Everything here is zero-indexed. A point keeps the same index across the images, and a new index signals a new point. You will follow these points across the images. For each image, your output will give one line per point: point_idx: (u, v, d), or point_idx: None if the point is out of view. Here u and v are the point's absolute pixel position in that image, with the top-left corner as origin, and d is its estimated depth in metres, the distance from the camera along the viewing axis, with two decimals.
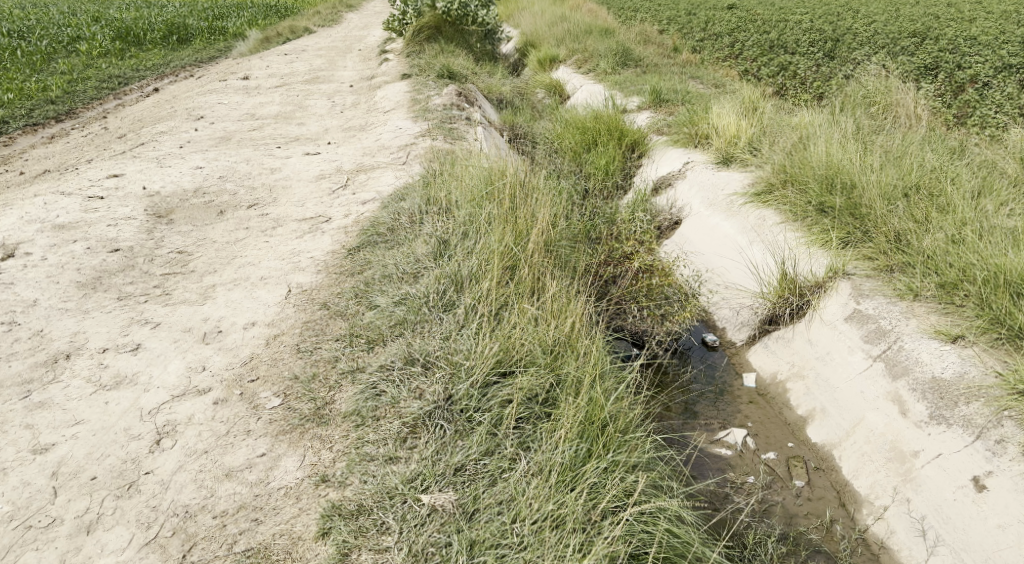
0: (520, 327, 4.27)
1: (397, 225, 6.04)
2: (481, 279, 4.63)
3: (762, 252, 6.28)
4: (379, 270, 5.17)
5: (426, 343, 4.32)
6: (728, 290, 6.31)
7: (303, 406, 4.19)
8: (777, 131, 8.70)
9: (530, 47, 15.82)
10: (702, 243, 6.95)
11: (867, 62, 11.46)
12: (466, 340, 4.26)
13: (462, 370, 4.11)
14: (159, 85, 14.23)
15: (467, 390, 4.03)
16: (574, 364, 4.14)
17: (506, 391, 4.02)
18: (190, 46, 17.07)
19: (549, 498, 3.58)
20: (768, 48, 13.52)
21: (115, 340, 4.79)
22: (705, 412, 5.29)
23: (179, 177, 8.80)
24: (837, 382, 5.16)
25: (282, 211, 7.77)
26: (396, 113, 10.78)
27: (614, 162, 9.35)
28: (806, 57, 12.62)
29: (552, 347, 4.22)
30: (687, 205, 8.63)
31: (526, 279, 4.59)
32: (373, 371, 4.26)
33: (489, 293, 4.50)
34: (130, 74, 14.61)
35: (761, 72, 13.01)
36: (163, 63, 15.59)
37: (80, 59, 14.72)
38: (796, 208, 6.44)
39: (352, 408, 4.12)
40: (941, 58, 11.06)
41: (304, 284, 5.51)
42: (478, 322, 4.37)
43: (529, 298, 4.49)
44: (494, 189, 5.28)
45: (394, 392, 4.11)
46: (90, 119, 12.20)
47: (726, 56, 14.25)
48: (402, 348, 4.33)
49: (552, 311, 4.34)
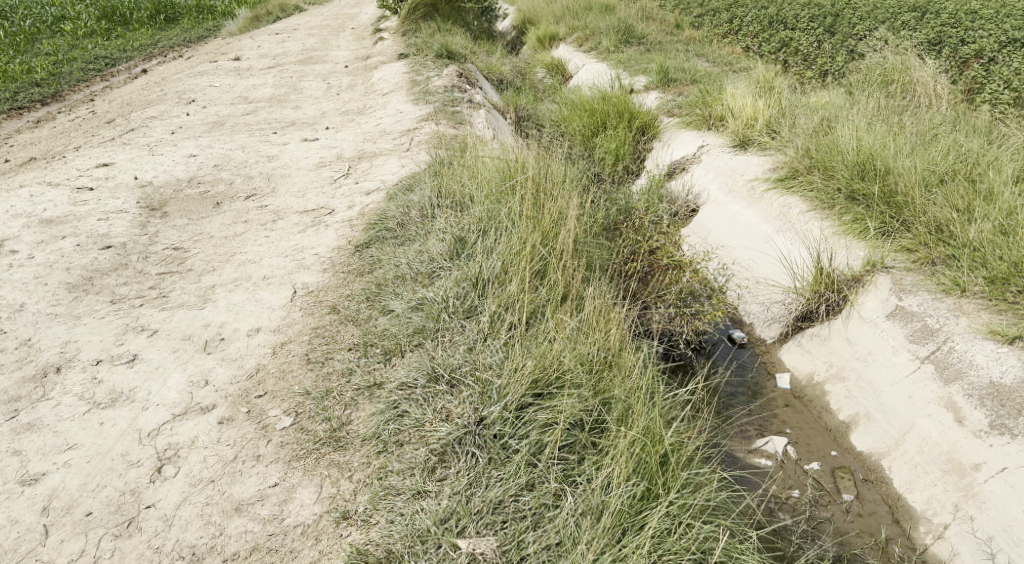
0: (556, 340, 3.95)
1: (407, 219, 5.72)
2: (507, 282, 4.30)
3: (794, 245, 5.97)
4: (390, 271, 4.87)
5: (449, 357, 3.99)
6: (757, 284, 5.97)
7: (318, 427, 3.86)
8: (796, 112, 8.32)
9: (528, 24, 15.37)
10: (725, 234, 6.62)
11: (873, 35, 10.98)
12: (495, 354, 3.94)
13: (493, 392, 3.78)
14: (148, 66, 13.76)
15: (501, 413, 3.70)
16: (621, 385, 3.82)
17: (544, 415, 3.69)
18: (178, 26, 16.56)
19: (604, 546, 3.29)
20: (767, 23, 13.01)
21: (109, 351, 4.44)
22: (741, 417, 4.98)
23: (172, 166, 8.41)
24: (881, 384, 4.87)
25: (281, 202, 7.41)
26: (395, 95, 10.38)
27: (625, 145, 8.95)
28: (807, 33, 12.00)
29: (595, 366, 3.90)
30: (704, 192, 8.28)
31: (557, 283, 4.28)
32: (393, 389, 3.95)
33: (518, 300, 4.17)
34: (118, 54, 14.13)
35: (762, 50, 12.63)
36: (151, 43, 15.10)
37: (65, 39, 14.23)
38: (824, 195, 6.14)
39: (372, 432, 3.79)
40: (944, 31, 10.49)
41: (310, 285, 5.19)
42: (509, 336, 4.03)
43: (563, 309, 4.17)
44: (515, 183, 4.93)
45: (418, 414, 3.80)
46: (77, 103, 11.75)
47: (726, 34, 13.83)
48: (424, 361, 4.01)
49: (589, 320, 4.01)
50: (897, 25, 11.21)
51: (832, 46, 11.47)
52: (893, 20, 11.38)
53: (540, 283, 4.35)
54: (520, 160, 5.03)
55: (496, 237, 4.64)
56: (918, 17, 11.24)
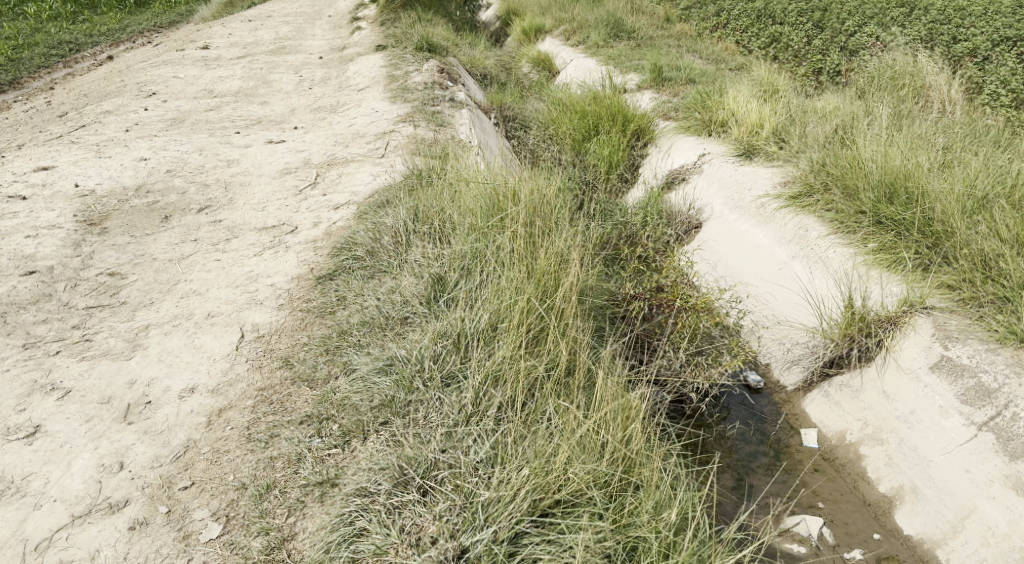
0: (562, 441, 3.25)
1: (378, 246, 5.00)
2: (496, 345, 3.59)
3: (815, 275, 5.30)
4: (356, 315, 4.18)
5: (423, 448, 3.29)
6: (779, 321, 5.25)
7: (253, 544, 3.11)
8: (808, 120, 7.58)
9: (512, 15, 14.56)
10: (735, 262, 5.93)
11: (871, 34, 10.33)
12: (481, 451, 3.24)
13: (479, 512, 3.07)
14: (112, 52, 12.83)
15: (488, 547, 2.99)
16: (649, 520, 3.13)
17: (546, 555, 2.99)
18: (149, 11, 15.60)
19: None
20: (756, 18, 12.29)
21: (6, 422, 3.68)
22: (763, 489, 4.32)
23: (120, 171, 7.58)
24: (929, 453, 4.23)
25: (238, 216, 6.59)
26: (370, 92, 9.56)
27: (619, 150, 8.16)
28: (796, 29, 11.36)
29: (616, 492, 3.23)
30: (707, 207, 7.48)
31: (559, 349, 3.60)
32: (350, 493, 3.21)
33: (510, 375, 3.47)
34: (82, 39, 13.17)
35: (751, 45, 11.98)
36: (118, 28, 14.14)
37: (26, 22, 13.26)
38: (845, 218, 5.47)
39: (319, 557, 3.03)
40: (936, 28, 9.86)
41: (260, 328, 4.44)
42: (500, 427, 3.33)
43: (565, 392, 3.49)
44: (506, 214, 4.22)
45: (381, 536, 3.04)
46: (33, 92, 10.85)
47: (713, 28, 13.13)
48: (392, 453, 3.31)
49: (603, 410, 3.33)
50: (885, 20, 10.60)
51: (822, 42, 10.79)
52: (881, 15, 10.77)
53: (536, 349, 3.63)
54: (512, 189, 4.30)
55: (482, 283, 3.93)
56: (908, 13, 10.58)
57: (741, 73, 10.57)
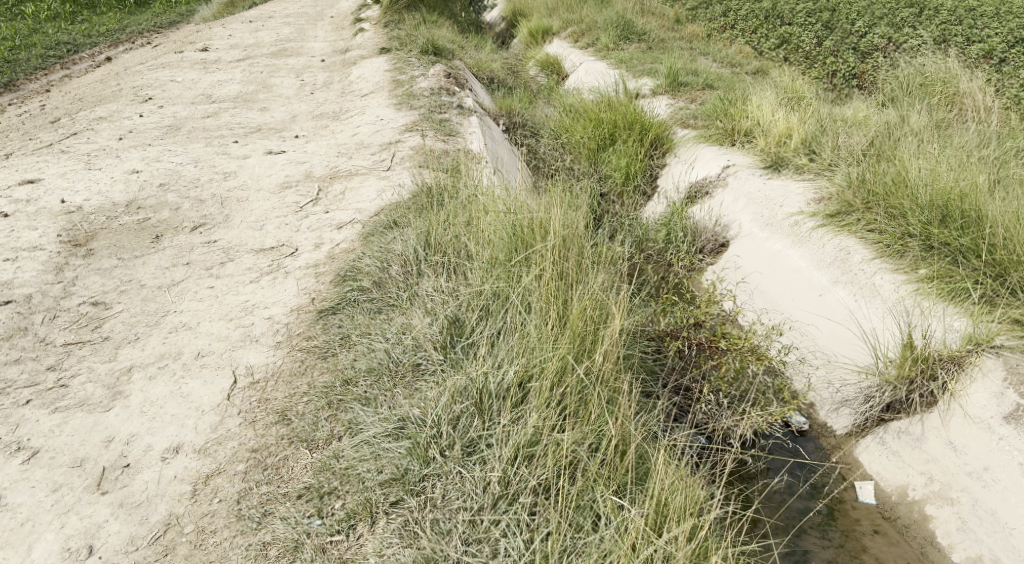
0: (616, 545, 2.91)
1: (386, 276, 4.55)
2: (525, 410, 3.24)
3: (864, 305, 4.85)
4: (364, 360, 3.74)
5: (443, 545, 2.96)
6: (829, 357, 4.76)
7: None
8: (839, 130, 6.90)
9: (517, 16, 14.10)
10: (769, 284, 5.48)
11: (877, 32, 10.10)
12: (515, 552, 2.92)
13: None
14: (112, 53, 12.39)
15: None
16: None
17: None
18: (150, 11, 15.13)
19: None
20: (764, 19, 11.89)
21: None
22: (813, 557, 3.89)
23: (110, 184, 7.12)
24: (1009, 518, 3.80)
25: (233, 236, 6.14)
26: (374, 98, 9.11)
27: (636, 161, 7.59)
28: (806, 30, 10.96)
29: None
30: (734, 223, 6.75)
31: (604, 424, 3.25)
32: None
33: (546, 456, 3.12)
34: (81, 40, 12.72)
35: (760, 46, 11.32)
36: (118, 29, 13.69)
37: (26, 22, 12.82)
38: (891, 241, 5.03)
39: None
40: (949, 31, 9.65)
41: (256, 371, 3.99)
42: (536, 521, 2.99)
43: (613, 481, 3.14)
44: (532, 252, 3.86)
45: None
46: (29, 95, 10.42)
47: (720, 28, 12.58)
48: (407, 549, 2.96)
49: (666, 512, 3.02)
50: (895, 21, 10.41)
51: (833, 44, 10.29)
52: (891, 17, 10.53)
53: (572, 418, 3.25)
54: (538, 223, 3.95)
55: (506, 329, 3.56)
56: (917, 14, 10.43)
57: (757, 78, 10.05)
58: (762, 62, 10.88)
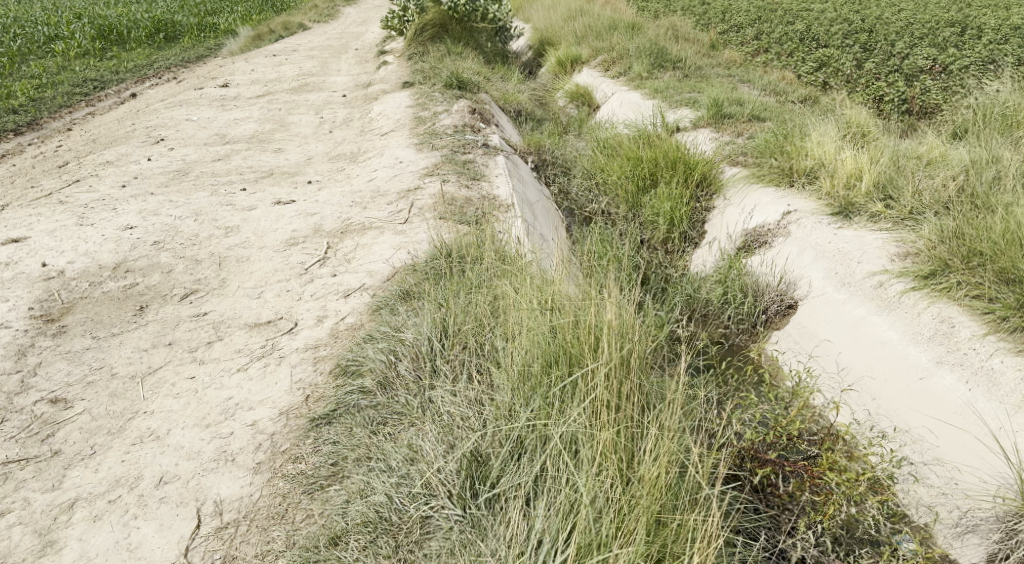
0: None
1: (393, 373, 3.68)
2: None
3: (987, 400, 3.95)
4: (359, 507, 3.11)
5: None
6: (953, 476, 3.89)
7: None
8: (917, 170, 5.43)
9: (543, 44, 13.30)
10: (851, 353, 4.60)
11: (918, 53, 9.07)
12: None
13: None
14: (138, 89, 11.78)
15: None
16: None
17: None
18: (179, 44, 14.54)
19: None
20: (800, 41, 10.89)
21: None
22: None
23: (98, 243, 6.20)
24: None
25: (227, 305, 5.28)
26: (394, 137, 8.33)
27: (682, 205, 6.32)
28: (844, 51, 9.90)
29: None
30: (803, 280, 5.20)
31: None
32: None
33: None
34: (109, 76, 12.14)
35: (800, 70, 10.28)
36: (147, 64, 13.10)
37: (54, 61, 12.31)
38: (1006, 313, 4.09)
39: None
40: (999, 49, 8.62)
41: (225, 507, 3.27)
42: None
43: None
44: (580, 373, 3.19)
45: None
46: (51, 134, 9.81)
47: (755, 53, 11.61)
48: None
49: None
50: (938, 40, 9.44)
51: (875, 65, 9.26)
52: (933, 36, 9.59)
53: None
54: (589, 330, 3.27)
55: (548, 483, 2.88)
56: (960, 34, 9.51)
57: (805, 107, 9.02)
58: (801, 87, 9.87)
